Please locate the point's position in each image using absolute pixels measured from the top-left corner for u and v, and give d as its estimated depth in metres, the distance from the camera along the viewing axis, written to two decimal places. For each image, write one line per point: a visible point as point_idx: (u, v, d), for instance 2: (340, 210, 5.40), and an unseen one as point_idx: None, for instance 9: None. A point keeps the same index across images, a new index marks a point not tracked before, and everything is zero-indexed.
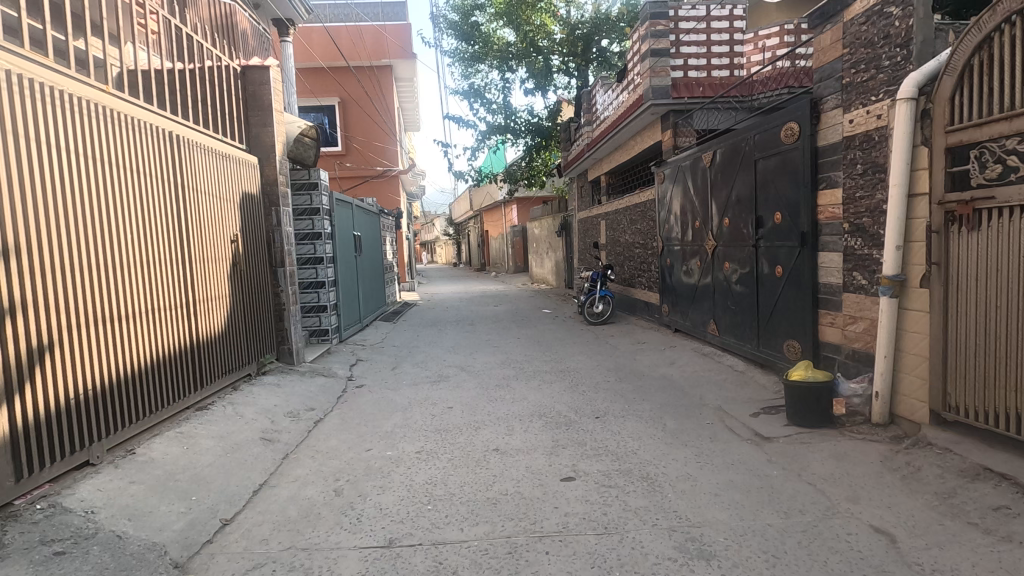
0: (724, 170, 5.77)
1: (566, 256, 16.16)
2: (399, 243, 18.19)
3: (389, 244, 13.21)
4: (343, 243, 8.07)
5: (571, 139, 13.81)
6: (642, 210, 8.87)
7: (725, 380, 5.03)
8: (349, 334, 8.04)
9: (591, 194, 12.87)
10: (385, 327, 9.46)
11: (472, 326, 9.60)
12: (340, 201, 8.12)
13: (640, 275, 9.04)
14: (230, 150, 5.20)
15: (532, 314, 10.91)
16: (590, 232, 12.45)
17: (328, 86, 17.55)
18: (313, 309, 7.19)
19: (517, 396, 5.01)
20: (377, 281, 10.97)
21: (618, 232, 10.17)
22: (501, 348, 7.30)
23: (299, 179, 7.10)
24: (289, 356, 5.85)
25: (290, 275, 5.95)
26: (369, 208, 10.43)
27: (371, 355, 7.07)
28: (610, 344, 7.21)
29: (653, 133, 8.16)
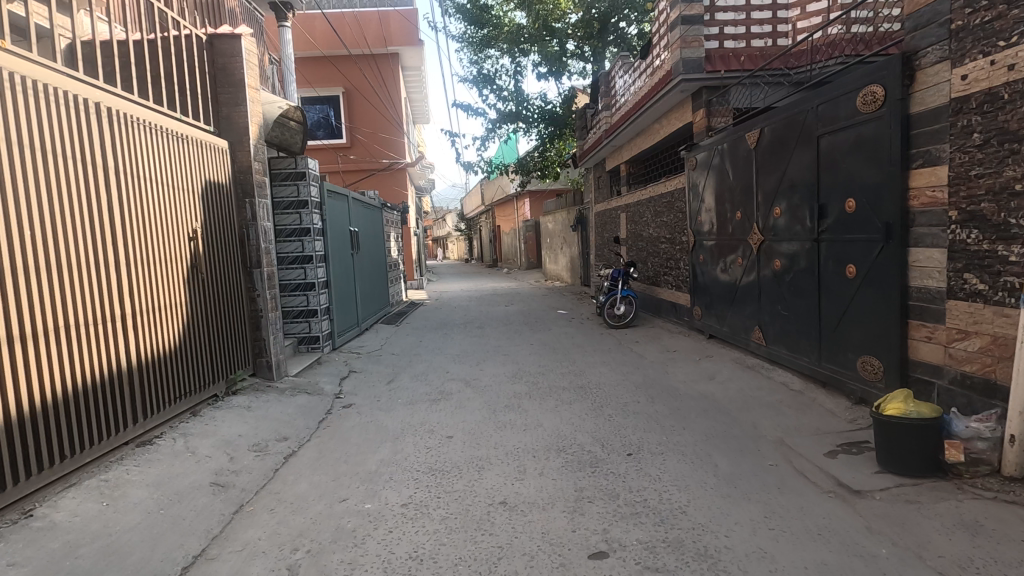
0: (774, 152, 4.88)
1: (581, 251, 15.28)
2: (407, 239, 17.43)
3: (394, 240, 12.45)
4: (337, 239, 7.34)
5: (587, 127, 12.89)
6: (668, 201, 8.00)
7: (783, 403, 4.15)
8: (345, 340, 7.33)
9: (609, 185, 12.00)
10: (386, 331, 8.68)
11: (481, 330, 8.79)
12: (335, 193, 7.40)
13: (665, 273, 8.19)
14: (196, 133, 4.47)
15: (546, 315, 10.06)
16: (608, 226, 11.58)
17: (331, 76, 16.85)
18: (303, 313, 6.50)
19: (530, 422, 4.19)
20: (379, 280, 10.21)
21: (640, 225, 9.32)
22: (512, 358, 6.47)
23: (285, 168, 6.36)
24: (267, 370, 5.10)
25: (269, 277, 5.21)
26: (370, 202, 9.70)
27: (367, 366, 6.29)
28: (636, 353, 6.34)
29: (682, 114, 7.25)
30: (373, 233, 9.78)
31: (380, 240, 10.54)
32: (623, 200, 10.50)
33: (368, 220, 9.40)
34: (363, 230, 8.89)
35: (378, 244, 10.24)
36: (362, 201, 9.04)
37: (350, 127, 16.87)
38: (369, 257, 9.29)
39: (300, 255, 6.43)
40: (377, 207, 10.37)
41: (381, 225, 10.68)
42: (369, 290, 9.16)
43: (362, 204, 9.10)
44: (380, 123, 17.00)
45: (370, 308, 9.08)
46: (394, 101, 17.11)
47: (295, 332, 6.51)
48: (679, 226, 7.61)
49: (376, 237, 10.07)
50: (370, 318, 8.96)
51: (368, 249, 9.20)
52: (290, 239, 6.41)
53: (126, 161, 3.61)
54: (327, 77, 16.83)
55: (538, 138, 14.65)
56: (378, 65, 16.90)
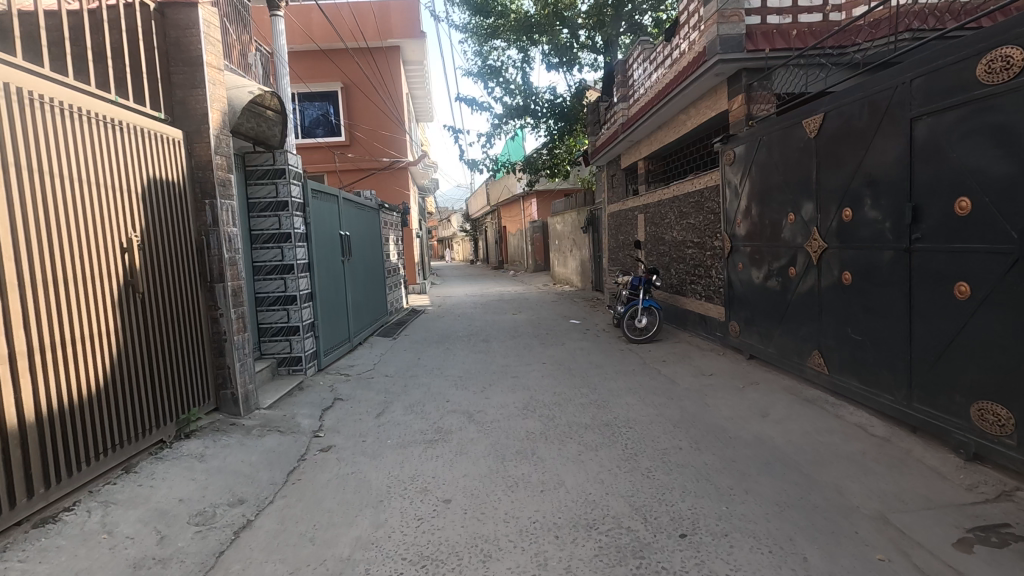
0: (845, 140, 4.02)
1: (593, 254, 14.44)
2: (409, 242, 16.62)
3: (393, 243, 11.69)
4: (325, 245, 6.53)
5: (601, 121, 12.01)
6: (696, 201, 7.14)
7: (868, 456, 3.29)
8: (334, 358, 6.52)
9: (626, 184, 11.13)
10: (382, 345, 7.87)
11: (487, 344, 7.96)
12: (323, 192, 6.59)
13: (692, 281, 7.34)
14: (145, 121, 3.67)
15: (558, 326, 9.22)
16: (624, 227, 10.73)
17: (330, 70, 16.10)
18: (283, 330, 5.69)
19: (549, 478, 3.35)
20: (376, 288, 9.39)
21: (662, 227, 8.48)
22: (522, 381, 5.63)
23: (263, 165, 5.56)
24: (233, 405, 4.29)
25: (235, 294, 4.40)
26: (365, 203, 8.91)
27: (356, 392, 5.48)
28: (666, 377, 5.49)
29: (715, 101, 6.38)
30: (369, 236, 8.96)
31: (377, 244, 9.73)
32: (642, 200, 9.64)
33: (363, 222, 8.58)
34: (356, 234, 8.07)
35: (374, 248, 9.41)
36: (356, 202, 8.23)
37: (348, 123, 16.10)
38: (364, 263, 8.48)
39: (280, 263, 5.63)
40: (373, 209, 9.57)
41: (377, 228, 9.87)
42: (364, 299, 8.35)
43: (356, 205, 8.29)
44: (380, 119, 16.23)
45: (365, 320, 8.28)
46: (394, 96, 16.30)
47: (275, 351, 5.71)
48: (710, 230, 6.75)
49: (372, 241, 9.27)
50: (365, 331, 8.14)
51: (362, 254, 8.38)
52: (268, 246, 5.61)
53: (39, 155, 2.81)
54: (324, 72, 16.05)
55: (546, 134, 13.82)
56: (378, 59, 16.12)
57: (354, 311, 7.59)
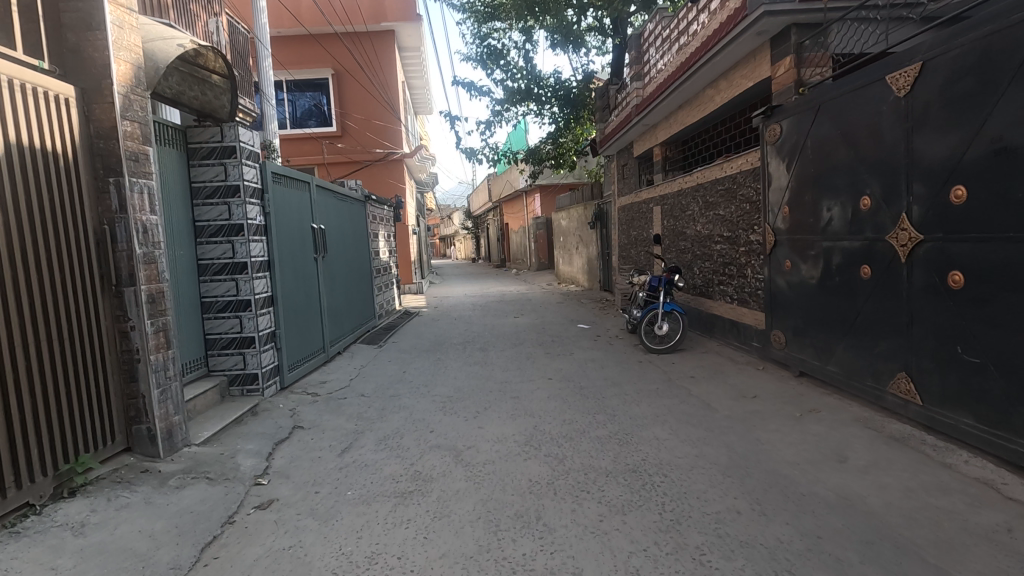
0: (957, 96, 3.02)
1: (601, 251, 13.43)
2: (404, 239, 15.65)
3: (384, 240, 10.71)
4: (294, 240, 5.56)
5: (611, 106, 10.97)
6: (726, 189, 6.15)
7: (1017, 536, 2.31)
8: (304, 373, 5.56)
9: (640, 174, 10.11)
10: (365, 355, 6.89)
11: (484, 353, 6.96)
12: (291, 179, 5.63)
13: (721, 282, 6.35)
14: (12, 68, 2.69)
15: (564, 332, 8.23)
16: (638, 222, 9.73)
17: (320, 56, 15.14)
18: (235, 342, 4.72)
19: (562, 563, 2.37)
20: (362, 289, 8.43)
21: (683, 220, 7.47)
22: (523, 405, 4.65)
23: (207, 143, 4.60)
24: (149, 444, 3.32)
25: (156, 300, 3.43)
26: (348, 194, 7.94)
27: (323, 419, 4.50)
28: (699, 401, 4.49)
29: (753, 69, 5.38)
30: (352, 231, 7.98)
31: (363, 240, 8.75)
32: (659, 191, 8.63)
33: (344, 214, 7.61)
34: (336, 228, 7.10)
35: (359, 244, 8.43)
36: (336, 192, 7.25)
37: (340, 113, 15.18)
38: (346, 261, 7.50)
39: (231, 262, 4.66)
40: (358, 200, 8.58)
41: (364, 221, 8.88)
42: (346, 303, 7.38)
43: (336, 195, 7.31)
44: (374, 109, 15.28)
45: (347, 325, 7.31)
46: (389, 84, 15.33)
47: (225, 368, 4.74)
48: (744, 221, 5.75)
49: (357, 236, 8.28)
50: (347, 338, 7.17)
51: (343, 251, 7.40)
52: (216, 241, 4.65)
53: None
54: (313, 58, 15.08)
55: (551, 122, 12.82)
56: (371, 44, 15.15)
57: (331, 316, 6.62)
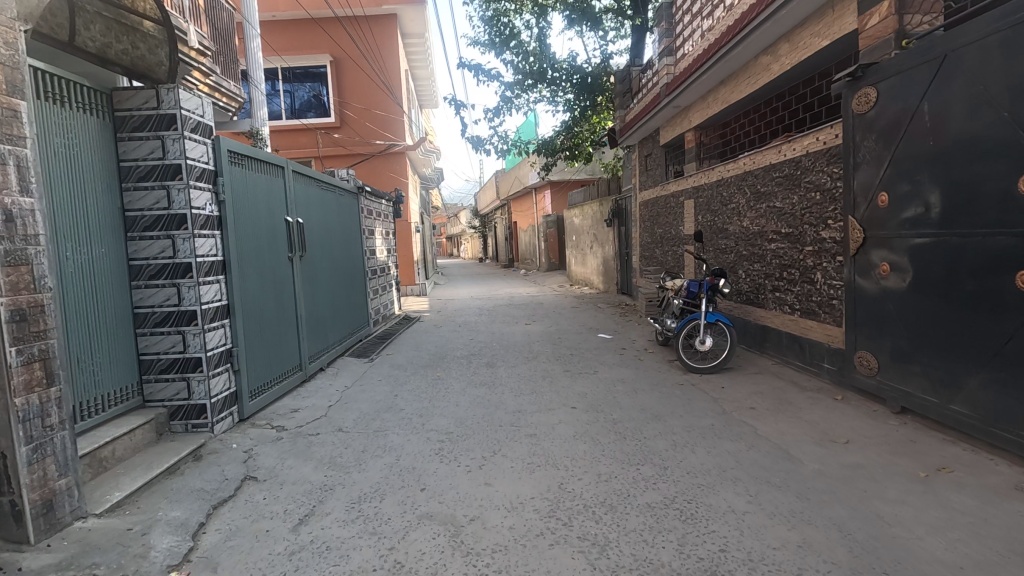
0: None
1: (619, 251, 12.37)
2: (406, 237, 14.67)
3: (382, 237, 9.71)
4: (259, 236, 4.54)
5: (634, 90, 9.89)
6: (787, 175, 5.07)
7: None
8: (271, 399, 4.55)
9: (667, 165, 9.04)
10: (354, 372, 5.88)
11: (492, 369, 5.93)
12: (258, 160, 4.60)
13: (779, 288, 5.28)
14: None
15: (583, 343, 7.18)
16: (666, 218, 8.66)
17: (317, 41, 14.15)
18: (176, 366, 3.71)
19: None
20: (354, 292, 7.41)
21: (727, 215, 6.40)
22: (543, 448, 3.62)
23: (140, 109, 3.56)
24: (13, 524, 2.35)
25: (28, 318, 2.40)
26: (337, 184, 6.92)
27: (287, 466, 3.49)
28: (773, 446, 3.45)
29: (830, 23, 4.30)
30: (341, 227, 6.96)
31: (356, 237, 7.73)
32: (692, 182, 7.56)
33: (331, 207, 6.58)
34: (319, 222, 6.08)
35: (350, 241, 7.41)
36: (319, 180, 6.23)
37: (339, 102, 14.23)
38: (332, 261, 6.48)
39: (171, 262, 3.65)
40: (349, 191, 7.57)
41: (356, 216, 7.85)
42: (332, 310, 6.36)
43: (320, 184, 6.29)
44: (375, 98, 14.32)
45: (333, 335, 6.30)
46: (391, 71, 14.33)
47: (165, 397, 3.74)
48: (814, 214, 4.68)
49: (347, 232, 7.27)
50: (332, 350, 6.16)
51: (329, 250, 6.38)
52: (153, 236, 3.63)
53: None
54: (311, 43, 14.10)
55: (566, 110, 11.76)
56: (372, 28, 14.16)
57: (312, 326, 5.61)
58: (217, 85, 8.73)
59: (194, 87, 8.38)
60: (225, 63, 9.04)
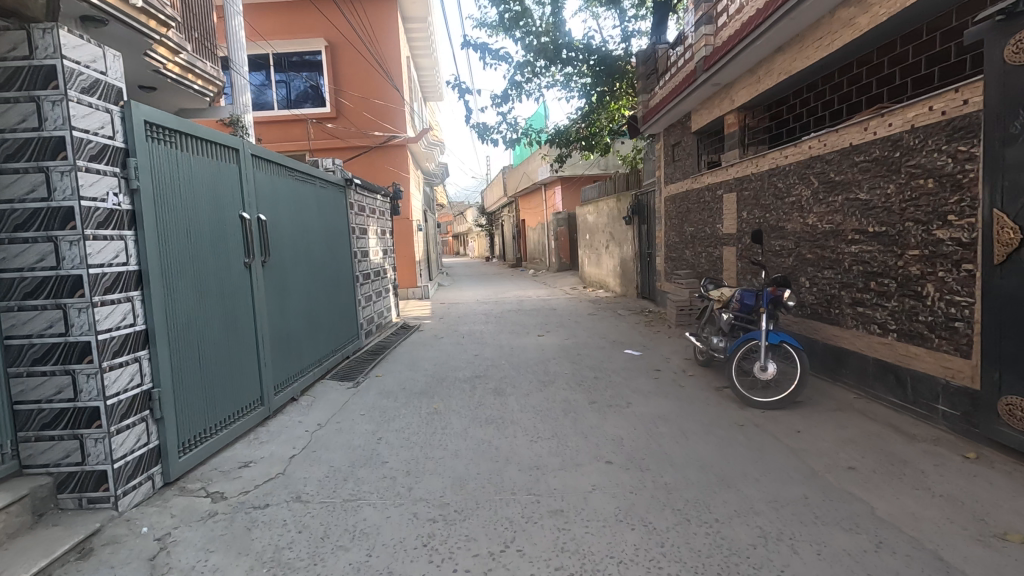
0: None
1: (639, 251, 11.27)
2: (407, 235, 13.64)
3: (377, 237, 8.66)
4: (201, 237, 3.50)
5: (661, 70, 8.76)
6: (879, 158, 3.98)
7: None
8: (216, 448, 3.53)
9: (700, 154, 7.92)
10: (333, 403, 4.84)
11: (502, 398, 4.87)
12: (198, 139, 3.56)
13: (863, 302, 4.19)
14: None
15: (608, 361, 6.10)
16: (702, 215, 7.57)
17: (311, 25, 13.09)
18: (64, 418, 2.67)
19: None
20: (341, 302, 6.39)
21: (785, 209, 5.31)
22: (575, 539, 2.55)
23: (9, 58, 2.54)
24: None
25: None
26: (318, 174, 5.87)
27: (210, 566, 2.43)
28: (915, 545, 2.37)
29: None
30: (323, 225, 5.91)
31: (343, 237, 6.70)
32: (735, 171, 6.46)
33: (309, 202, 5.53)
34: (291, 220, 5.04)
35: (336, 242, 6.37)
36: (293, 168, 5.18)
37: (335, 90, 13.22)
38: (311, 267, 5.44)
39: (55, 274, 2.62)
40: (334, 183, 6.52)
41: (343, 212, 6.81)
42: (310, 325, 5.34)
43: (294, 174, 5.23)
44: (374, 86, 13.29)
45: (311, 355, 5.28)
46: (390, 56, 13.26)
47: (51, 461, 2.71)
48: (923, 209, 3.59)
49: (332, 232, 6.24)
50: (309, 374, 5.14)
51: (306, 254, 5.35)
52: (28, 237, 2.61)
53: None
54: (304, 26, 13.05)
55: (582, 96, 10.65)
56: (369, 10, 13.09)
57: (281, 348, 4.59)
58: (191, 65, 7.88)
59: (161, 66, 7.35)
60: (201, 42, 8.14)
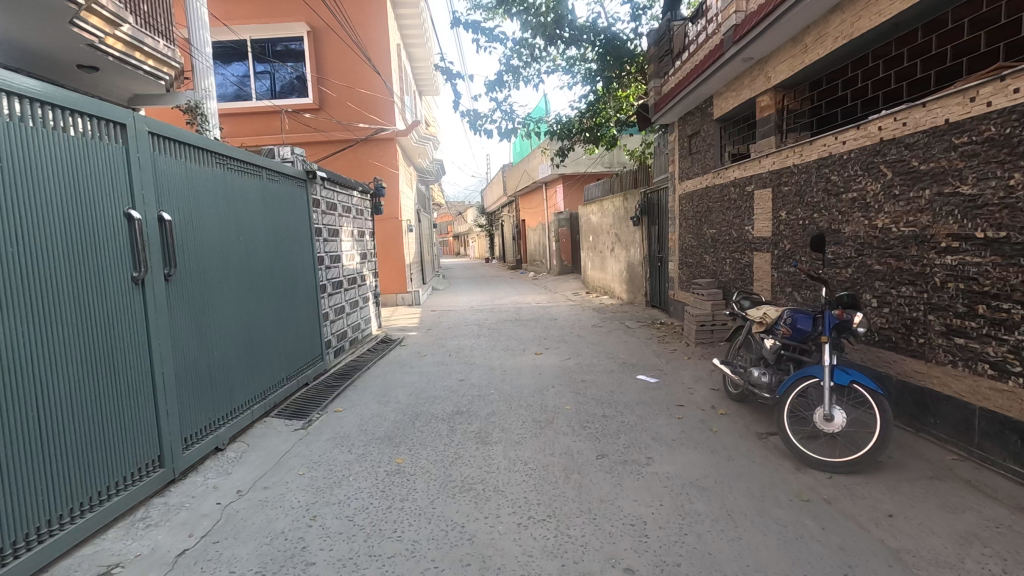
0: None
1: (648, 255, 10.22)
2: (398, 238, 12.73)
3: (353, 239, 7.63)
4: (47, 244, 2.46)
5: (676, 51, 7.71)
6: (994, 139, 2.95)
7: None
8: (72, 543, 2.50)
9: (723, 145, 6.86)
10: (270, 454, 3.79)
11: (486, 448, 3.83)
12: (51, 107, 2.52)
13: (966, 331, 3.15)
14: None
15: (619, 393, 5.04)
16: (728, 215, 6.53)
17: (290, 8, 12.03)
18: None
19: None
20: (299, 319, 5.36)
21: (844, 208, 4.26)
22: None
23: None
24: None
25: None
26: (266, 163, 4.82)
27: None
28: None
29: None
30: (272, 226, 4.86)
31: (303, 242, 5.66)
32: (772, 162, 5.41)
33: (251, 199, 4.50)
34: (222, 220, 4.00)
35: (293, 248, 5.33)
36: (225, 157, 4.14)
37: (319, 79, 12.20)
38: (252, 279, 4.41)
39: None
40: (291, 176, 5.47)
41: (304, 213, 5.76)
42: (251, 351, 4.31)
43: (228, 163, 4.19)
44: (360, 74, 12.26)
45: (250, 389, 4.25)
46: (378, 41, 12.18)
47: None
48: None
49: (287, 236, 5.19)
50: (245, 413, 4.12)
51: (245, 263, 4.32)
52: None
53: None
54: (284, 8, 11.96)
55: (586, 82, 9.59)
56: None
57: (200, 385, 3.56)
58: (136, 40, 6.92)
59: (97, 40, 6.36)
60: (150, 16, 7.23)
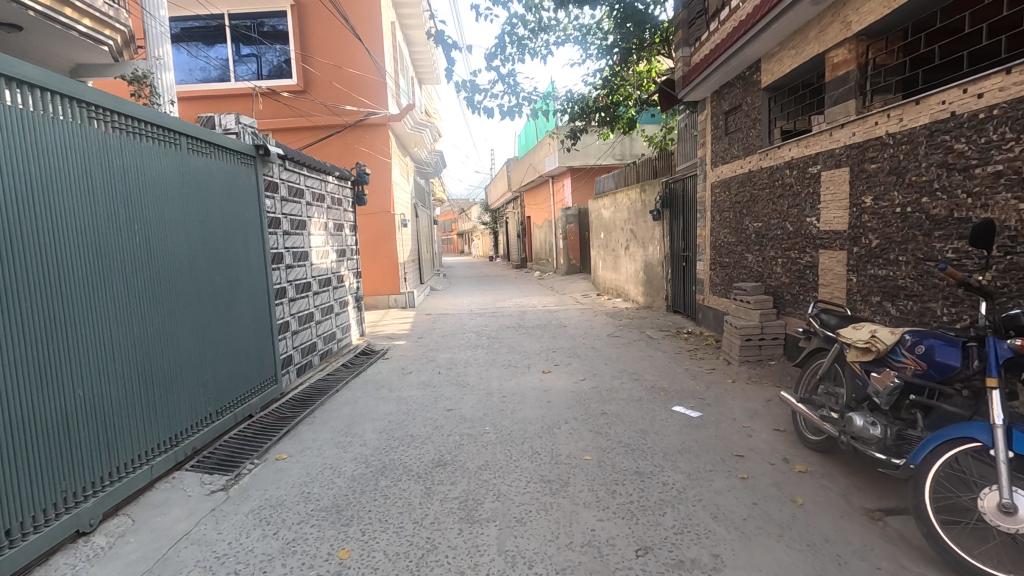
0: None
1: (670, 254, 9.00)
2: (391, 235, 11.57)
3: (327, 233, 6.46)
4: None
5: (712, 11, 6.49)
6: None
7: None
8: None
9: (772, 119, 5.63)
10: (159, 540, 2.60)
11: (473, 533, 2.63)
12: None
13: None
14: None
15: (653, 434, 3.84)
16: (780, 205, 5.32)
17: None
18: None
19: None
20: (240, 334, 4.17)
21: (979, 188, 3.09)
22: None
23: None
24: None
25: None
26: (187, 128, 3.63)
27: None
28: None
29: None
30: (196, 211, 3.68)
31: (252, 236, 4.47)
32: (851, 133, 4.20)
33: (159, 176, 3.33)
34: (99, 199, 2.82)
35: (233, 243, 4.15)
36: (111, 112, 2.98)
37: (303, 57, 11.06)
38: (158, 284, 3.24)
39: None
40: (232, 150, 4.27)
41: (253, 199, 4.57)
42: (153, 384, 3.14)
43: (116, 120, 3.01)
44: (349, 51, 11.09)
45: (149, 437, 3.07)
46: (368, 14, 10.98)
47: None
48: None
49: (222, 225, 4.00)
50: (137, 472, 2.94)
51: (145, 262, 3.14)
52: None
53: None
54: None
55: (601, 56, 8.38)
56: None
57: (42, 442, 2.39)
58: None
59: None
60: None
